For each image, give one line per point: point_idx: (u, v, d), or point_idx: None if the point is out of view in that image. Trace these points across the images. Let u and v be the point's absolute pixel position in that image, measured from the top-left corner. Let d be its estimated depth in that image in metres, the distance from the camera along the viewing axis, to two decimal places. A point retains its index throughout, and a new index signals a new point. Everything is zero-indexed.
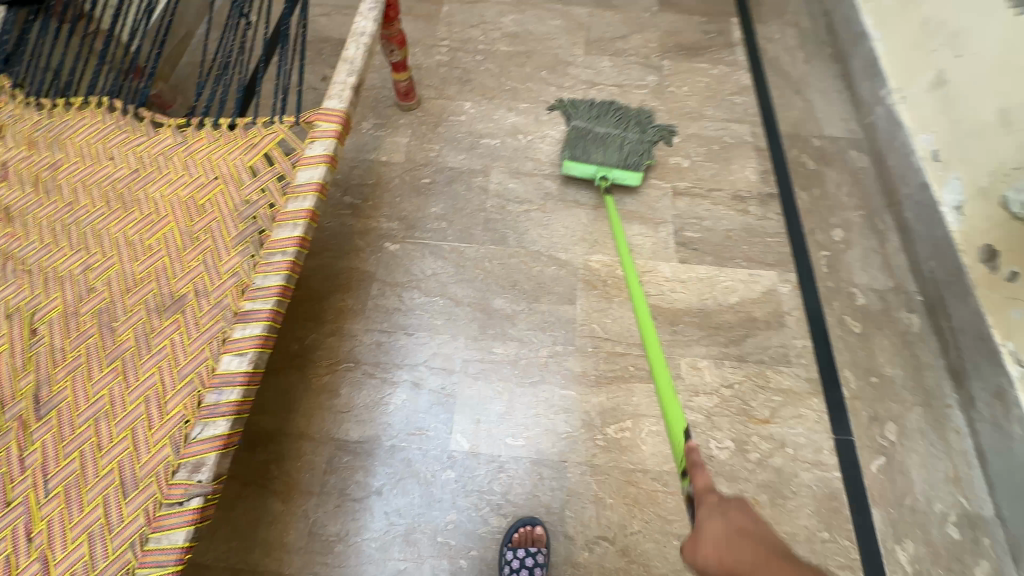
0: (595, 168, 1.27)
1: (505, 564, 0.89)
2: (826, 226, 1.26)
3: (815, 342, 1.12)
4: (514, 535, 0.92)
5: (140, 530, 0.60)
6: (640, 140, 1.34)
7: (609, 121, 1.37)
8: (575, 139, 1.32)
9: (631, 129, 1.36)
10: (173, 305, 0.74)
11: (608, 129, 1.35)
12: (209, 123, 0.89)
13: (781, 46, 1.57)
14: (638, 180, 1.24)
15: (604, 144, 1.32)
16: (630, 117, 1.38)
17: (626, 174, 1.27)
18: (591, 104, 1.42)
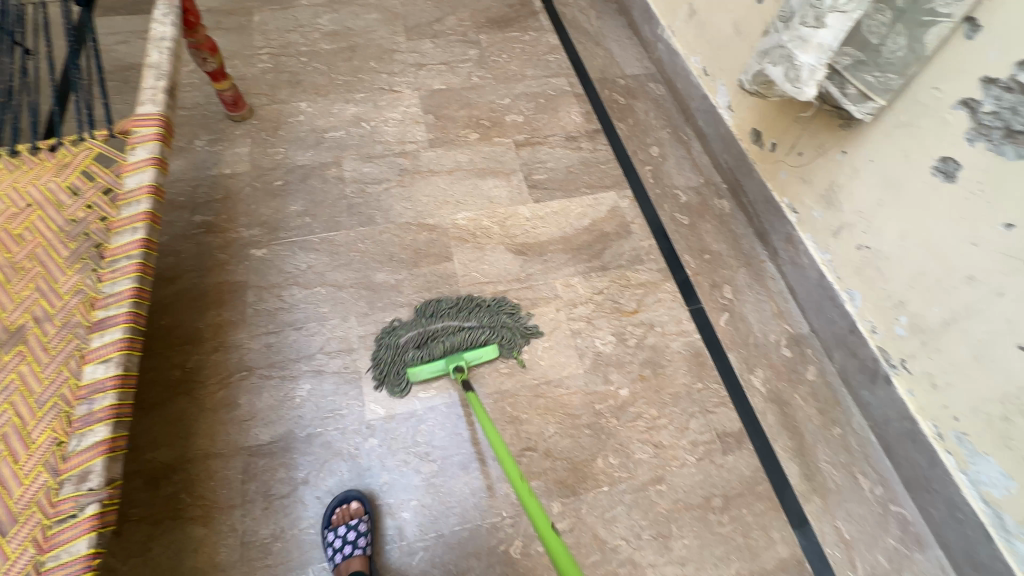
0: (443, 362, 1.06)
1: (329, 546, 0.89)
2: (645, 146, 1.49)
3: (657, 239, 1.33)
4: (332, 516, 0.92)
5: (31, 561, 0.56)
6: (488, 323, 1.12)
7: (444, 310, 1.13)
8: (406, 350, 1.07)
9: (475, 308, 1.14)
10: (11, 338, 0.69)
11: (448, 326, 1.11)
12: (6, 153, 0.83)
13: (576, 9, 1.80)
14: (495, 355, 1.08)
15: (444, 337, 1.09)
16: (471, 299, 1.15)
17: (479, 352, 1.09)
18: (420, 306, 1.16)
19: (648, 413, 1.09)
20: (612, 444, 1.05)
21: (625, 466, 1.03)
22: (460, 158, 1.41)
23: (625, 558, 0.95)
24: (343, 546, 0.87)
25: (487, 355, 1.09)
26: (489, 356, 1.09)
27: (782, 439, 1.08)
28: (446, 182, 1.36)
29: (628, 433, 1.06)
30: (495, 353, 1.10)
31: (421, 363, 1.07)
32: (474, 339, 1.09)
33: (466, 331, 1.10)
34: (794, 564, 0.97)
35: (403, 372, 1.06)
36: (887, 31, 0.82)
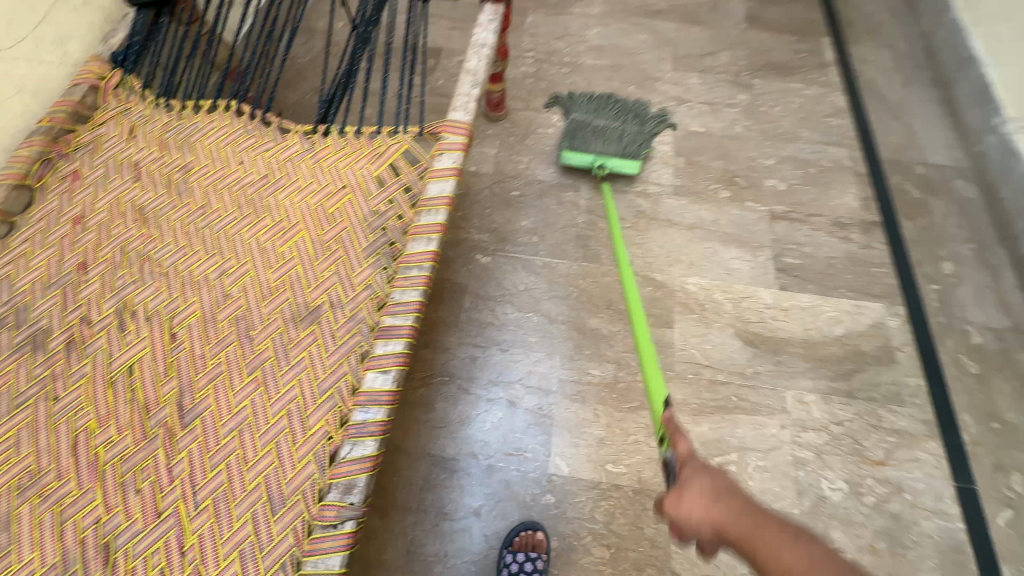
0: (592, 157, 1.28)
1: (504, 566, 0.88)
2: (934, 259, 1.21)
3: (930, 381, 1.07)
4: (514, 539, 0.91)
5: (290, 551, 0.58)
6: (640, 133, 1.35)
7: (608, 117, 1.39)
8: (571, 129, 1.35)
9: (629, 119, 1.39)
10: (308, 315, 0.72)
11: (607, 125, 1.37)
12: (336, 131, 0.89)
13: (877, 69, 1.52)
14: (635, 169, 1.26)
15: (603, 134, 1.35)
16: (628, 109, 1.41)
17: (624, 164, 1.28)
18: (591, 97, 1.43)
19: None
20: None
21: None
22: (703, 214, 1.27)
23: None
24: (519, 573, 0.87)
25: (629, 171, 1.27)
26: (631, 170, 1.28)
27: None
28: (683, 237, 1.24)
29: None
30: (635, 171, 1.28)
31: (575, 151, 1.30)
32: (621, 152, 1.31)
33: (620, 130, 1.35)
34: None
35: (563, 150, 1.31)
36: None
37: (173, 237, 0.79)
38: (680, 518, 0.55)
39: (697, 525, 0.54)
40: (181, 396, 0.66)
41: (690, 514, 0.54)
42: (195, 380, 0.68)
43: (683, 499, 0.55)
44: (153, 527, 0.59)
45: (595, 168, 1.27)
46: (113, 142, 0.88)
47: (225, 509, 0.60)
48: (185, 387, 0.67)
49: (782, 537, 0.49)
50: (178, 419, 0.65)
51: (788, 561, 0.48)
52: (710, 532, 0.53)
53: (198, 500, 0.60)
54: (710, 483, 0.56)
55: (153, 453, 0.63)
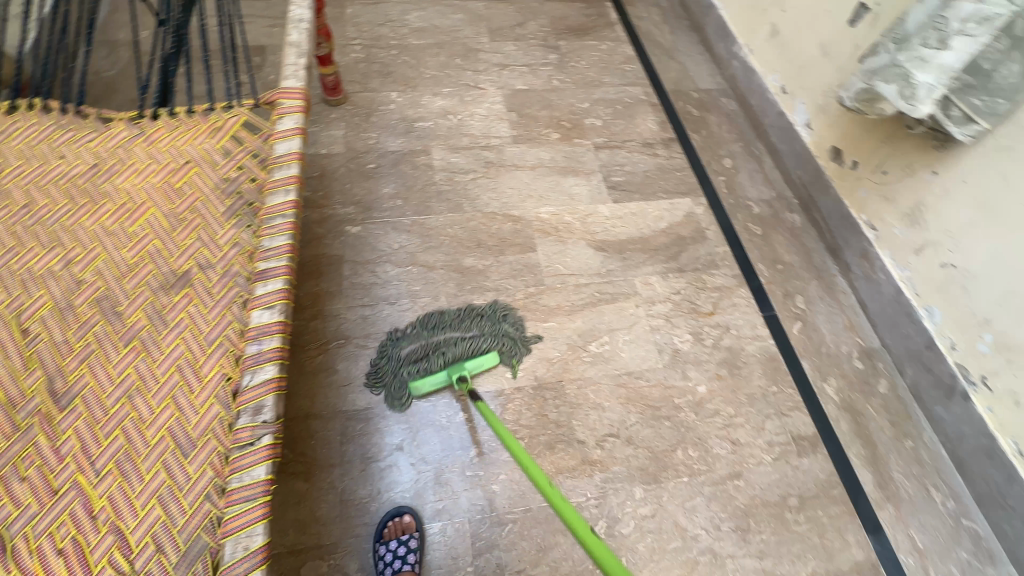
0: (444, 372, 1.04)
1: (379, 560, 0.89)
2: (718, 157, 1.54)
3: (732, 246, 1.36)
4: (383, 530, 0.92)
5: (211, 482, 0.60)
6: (491, 333, 1.11)
7: (447, 324, 1.11)
8: (406, 361, 1.06)
9: (470, 317, 1.14)
10: (178, 281, 0.73)
11: (450, 335, 1.09)
12: (165, 113, 0.88)
13: (650, 23, 1.86)
14: (496, 361, 1.07)
15: (446, 348, 1.07)
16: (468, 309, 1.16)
17: (480, 360, 1.08)
18: (418, 318, 1.14)
19: (726, 411, 1.12)
20: (691, 438, 1.08)
21: (704, 459, 1.06)
22: (542, 155, 1.46)
23: (705, 547, 0.98)
24: (395, 560, 0.88)
25: (489, 363, 1.08)
26: (490, 361, 1.09)
27: (855, 446, 1.11)
28: (529, 176, 1.41)
29: (706, 428, 1.09)
30: (497, 360, 1.09)
31: (423, 375, 1.05)
32: (475, 350, 1.08)
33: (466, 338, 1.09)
34: (869, 567, 0.99)
35: (404, 388, 1.04)
36: (1001, 58, 0.84)
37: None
38: None
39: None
40: (50, 382, 0.64)
41: None
42: (63, 364, 0.65)
43: None
44: (52, 506, 0.57)
45: (454, 384, 1.02)
46: None
47: (131, 467, 0.60)
48: (53, 373, 0.65)
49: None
50: (53, 404, 0.63)
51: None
52: None
53: (98, 467, 0.60)
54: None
55: (33, 441, 0.60)
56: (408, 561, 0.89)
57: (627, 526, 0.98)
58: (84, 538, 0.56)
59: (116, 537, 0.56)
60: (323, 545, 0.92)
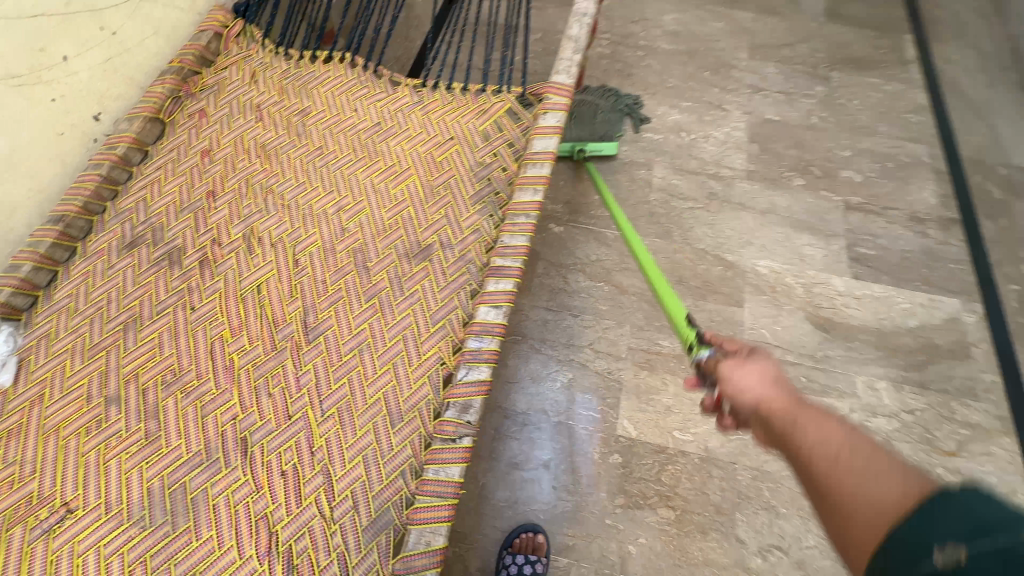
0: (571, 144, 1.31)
1: (502, 567, 0.87)
2: (1015, 260, 1.19)
3: (1006, 379, 1.06)
4: (514, 540, 0.90)
5: (409, 461, 0.62)
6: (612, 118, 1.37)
7: (583, 103, 1.40)
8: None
9: (604, 99, 1.40)
10: (420, 253, 0.77)
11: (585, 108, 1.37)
12: (443, 86, 0.92)
13: (961, 69, 1.50)
14: (614, 150, 1.29)
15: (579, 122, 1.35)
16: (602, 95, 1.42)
17: (601, 146, 1.32)
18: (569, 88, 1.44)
19: None
20: None
21: None
22: (777, 200, 1.27)
23: None
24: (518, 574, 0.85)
25: (609, 150, 1.31)
26: (608, 151, 1.32)
27: None
28: (756, 220, 1.24)
29: None
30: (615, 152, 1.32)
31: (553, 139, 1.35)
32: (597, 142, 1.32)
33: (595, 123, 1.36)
34: None
35: None
36: None
37: (293, 173, 0.84)
38: (734, 388, 0.52)
39: (744, 390, 0.52)
40: (305, 314, 0.71)
41: (747, 382, 0.52)
42: (317, 301, 0.72)
43: (741, 368, 0.53)
44: (285, 428, 0.63)
45: (576, 153, 1.29)
46: (235, 86, 0.93)
47: (349, 419, 0.64)
48: (308, 307, 0.72)
49: (827, 416, 0.45)
50: (303, 335, 0.70)
51: (827, 433, 0.43)
52: (754, 408, 0.50)
53: (324, 408, 0.65)
54: (770, 365, 0.53)
55: (283, 363, 0.68)
56: None
57: None
58: (302, 469, 0.61)
59: (325, 480, 0.61)
60: (455, 530, 0.94)
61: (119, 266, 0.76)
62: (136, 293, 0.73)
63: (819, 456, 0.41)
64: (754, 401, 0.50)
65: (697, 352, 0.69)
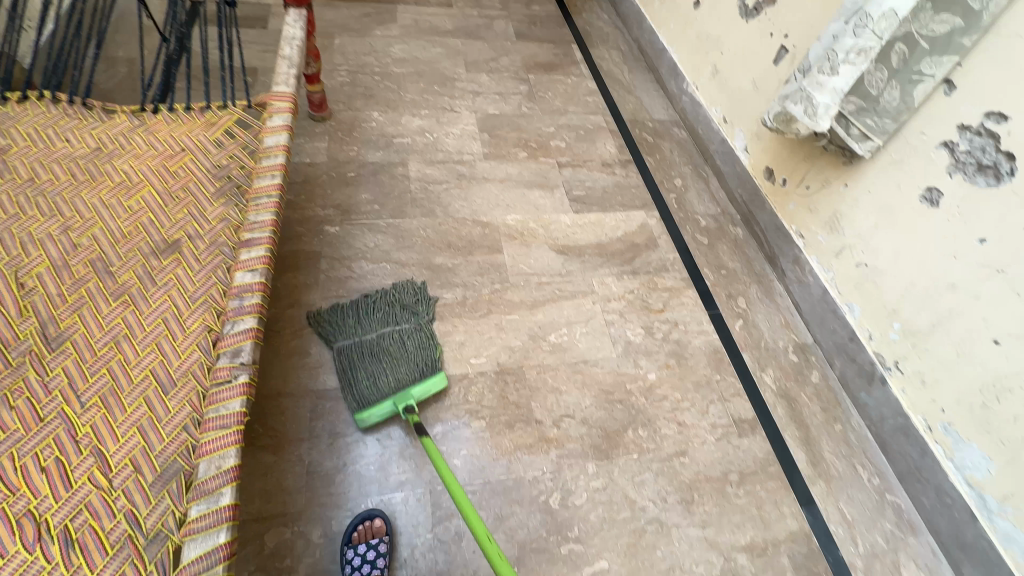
0: (390, 402, 1.04)
1: (347, 563, 0.89)
2: (669, 178, 1.70)
3: (681, 253, 1.50)
4: (354, 534, 0.93)
5: (189, 416, 0.66)
6: (418, 331, 1.15)
7: (377, 322, 1.15)
8: (346, 370, 1.08)
9: (399, 311, 1.18)
10: (168, 248, 0.81)
11: (382, 332, 1.13)
12: (165, 109, 0.99)
13: (611, 63, 2.08)
14: (443, 382, 1.07)
15: (385, 350, 1.10)
16: (398, 303, 1.20)
17: (429, 384, 1.07)
18: (344, 304, 1.18)
19: (673, 396, 1.21)
20: (641, 419, 1.17)
21: (652, 437, 1.14)
22: (510, 170, 1.60)
23: (652, 517, 1.05)
24: (364, 564, 0.88)
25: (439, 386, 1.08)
26: (439, 385, 1.08)
27: (790, 429, 1.21)
28: (498, 188, 1.54)
29: (655, 410, 1.18)
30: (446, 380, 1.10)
31: (366, 407, 1.04)
32: (422, 373, 1.08)
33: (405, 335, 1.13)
34: (803, 536, 1.07)
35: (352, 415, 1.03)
36: (884, 85, 1.01)
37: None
38: None
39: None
40: (43, 328, 0.70)
41: None
42: (56, 313, 0.72)
43: None
44: (38, 431, 0.62)
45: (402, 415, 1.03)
46: None
47: (115, 401, 0.66)
48: (46, 321, 0.71)
49: None
50: (45, 345, 0.69)
51: None
52: None
53: (84, 400, 0.65)
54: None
55: (23, 377, 0.66)
56: (377, 566, 0.88)
57: (580, 497, 1.05)
58: (67, 459, 0.61)
59: (97, 459, 0.61)
60: (289, 514, 0.95)
61: None
62: None
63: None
64: None
65: None
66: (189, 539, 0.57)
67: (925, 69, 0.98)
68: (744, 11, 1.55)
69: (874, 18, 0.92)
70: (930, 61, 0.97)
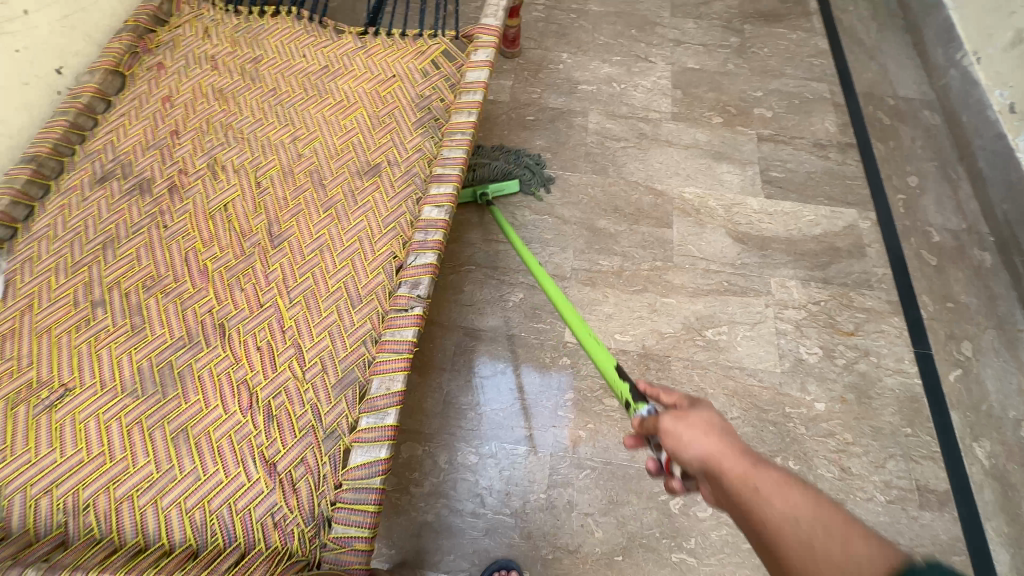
0: (470, 190, 1.26)
1: None
2: (902, 174, 1.37)
3: (894, 270, 1.22)
4: None
5: (369, 333, 0.72)
6: (510, 164, 1.32)
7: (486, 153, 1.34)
8: None
9: (505, 157, 1.34)
10: (371, 171, 0.86)
11: (479, 160, 1.31)
12: (383, 34, 1.03)
13: (855, 17, 1.69)
14: (515, 185, 1.27)
15: (476, 171, 1.29)
16: (502, 147, 1.36)
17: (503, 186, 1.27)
18: None
19: (842, 435, 1.03)
20: (795, 449, 1.02)
21: (804, 474, 1.00)
22: (698, 136, 1.42)
23: None
24: None
25: (511, 189, 1.27)
26: (512, 189, 1.29)
27: (997, 521, 0.96)
28: (680, 154, 1.39)
29: (815, 445, 1.02)
30: (518, 188, 1.29)
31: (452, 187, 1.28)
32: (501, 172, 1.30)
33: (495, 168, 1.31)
34: None
35: None
36: None
37: (250, 111, 0.92)
38: (674, 444, 0.43)
39: (693, 457, 0.42)
40: (270, 225, 0.81)
41: (689, 445, 0.42)
42: (280, 214, 0.82)
43: (683, 423, 0.44)
44: (258, 314, 0.73)
45: (478, 197, 1.24)
46: (189, 40, 1.01)
47: (314, 303, 0.74)
48: (272, 219, 0.81)
49: (790, 481, 0.37)
50: (269, 241, 0.79)
51: (794, 505, 0.35)
52: (702, 462, 0.41)
53: (292, 297, 0.74)
54: (715, 416, 0.44)
55: (252, 265, 0.77)
56: None
57: (704, 510, 0.96)
58: (275, 345, 0.70)
59: (296, 351, 0.70)
60: (423, 433, 1.03)
61: (93, 197, 0.82)
62: (111, 219, 0.80)
63: (788, 537, 0.34)
64: (701, 454, 0.41)
65: (635, 408, 0.63)
66: (358, 445, 0.63)
67: None
68: None
69: None
70: None
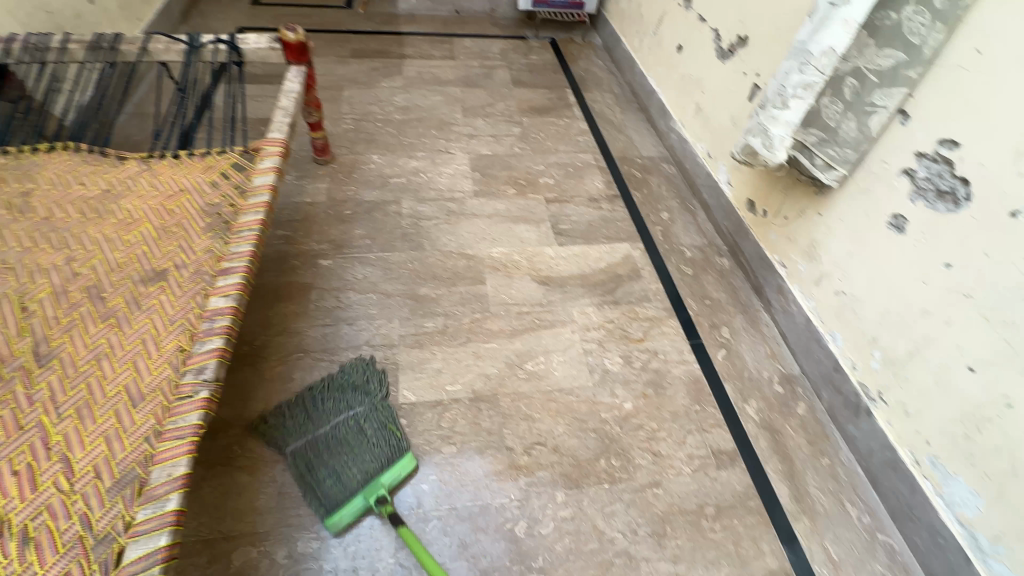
0: (361, 501, 0.99)
1: None
2: (656, 211, 1.74)
3: (664, 284, 1.52)
4: None
5: (152, 428, 0.71)
6: (374, 414, 1.10)
7: (330, 410, 1.10)
8: (304, 469, 1.01)
9: (348, 392, 1.14)
10: (156, 276, 0.90)
11: (341, 431, 1.06)
12: (170, 155, 1.11)
13: (603, 104, 2.18)
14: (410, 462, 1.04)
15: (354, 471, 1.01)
16: (339, 380, 1.17)
17: (397, 469, 1.03)
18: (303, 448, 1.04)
19: (649, 425, 1.20)
20: (614, 447, 1.16)
21: (625, 467, 1.13)
22: (498, 206, 1.68)
23: (621, 550, 1.02)
24: None
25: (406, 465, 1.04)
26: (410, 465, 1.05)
27: (773, 462, 1.17)
28: (485, 223, 1.62)
29: (630, 440, 1.17)
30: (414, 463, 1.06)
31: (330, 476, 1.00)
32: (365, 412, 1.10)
33: (361, 429, 1.07)
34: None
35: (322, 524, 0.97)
36: (841, 117, 1.05)
37: (17, 241, 0.91)
38: None
39: None
40: (36, 346, 0.79)
41: None
42: (49, 333, 0.80)
43: None
44: (17, 437, 0.69)
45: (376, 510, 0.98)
46: None
47: (88, 412, 0.72)
48: (40, 340, 0.79)
49: None
50: (35, 362, 0.77)
51: None
52: None
53: (61, 411, 0.72)
54: None
55: (13, 389, 0.74)
56: None
57: (546, 527, 1.04)
58: (37, 464, 0.67)
59: (64, 465, 0.67)
60: (256, 534, 0.98)
61: None
62: None
63: None
64: None
65: None
66: (133, 540, 0.61)
67: (877, 100, 1.00)
68: (719, 53, 1.63)
69: (816, 56, 0.97)
70: (881, 93, 0.99)
